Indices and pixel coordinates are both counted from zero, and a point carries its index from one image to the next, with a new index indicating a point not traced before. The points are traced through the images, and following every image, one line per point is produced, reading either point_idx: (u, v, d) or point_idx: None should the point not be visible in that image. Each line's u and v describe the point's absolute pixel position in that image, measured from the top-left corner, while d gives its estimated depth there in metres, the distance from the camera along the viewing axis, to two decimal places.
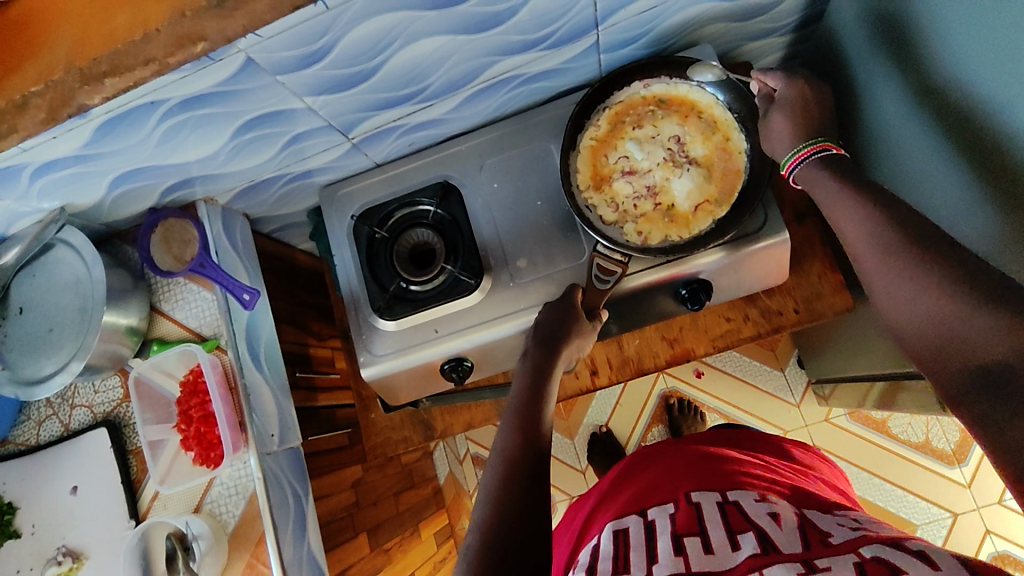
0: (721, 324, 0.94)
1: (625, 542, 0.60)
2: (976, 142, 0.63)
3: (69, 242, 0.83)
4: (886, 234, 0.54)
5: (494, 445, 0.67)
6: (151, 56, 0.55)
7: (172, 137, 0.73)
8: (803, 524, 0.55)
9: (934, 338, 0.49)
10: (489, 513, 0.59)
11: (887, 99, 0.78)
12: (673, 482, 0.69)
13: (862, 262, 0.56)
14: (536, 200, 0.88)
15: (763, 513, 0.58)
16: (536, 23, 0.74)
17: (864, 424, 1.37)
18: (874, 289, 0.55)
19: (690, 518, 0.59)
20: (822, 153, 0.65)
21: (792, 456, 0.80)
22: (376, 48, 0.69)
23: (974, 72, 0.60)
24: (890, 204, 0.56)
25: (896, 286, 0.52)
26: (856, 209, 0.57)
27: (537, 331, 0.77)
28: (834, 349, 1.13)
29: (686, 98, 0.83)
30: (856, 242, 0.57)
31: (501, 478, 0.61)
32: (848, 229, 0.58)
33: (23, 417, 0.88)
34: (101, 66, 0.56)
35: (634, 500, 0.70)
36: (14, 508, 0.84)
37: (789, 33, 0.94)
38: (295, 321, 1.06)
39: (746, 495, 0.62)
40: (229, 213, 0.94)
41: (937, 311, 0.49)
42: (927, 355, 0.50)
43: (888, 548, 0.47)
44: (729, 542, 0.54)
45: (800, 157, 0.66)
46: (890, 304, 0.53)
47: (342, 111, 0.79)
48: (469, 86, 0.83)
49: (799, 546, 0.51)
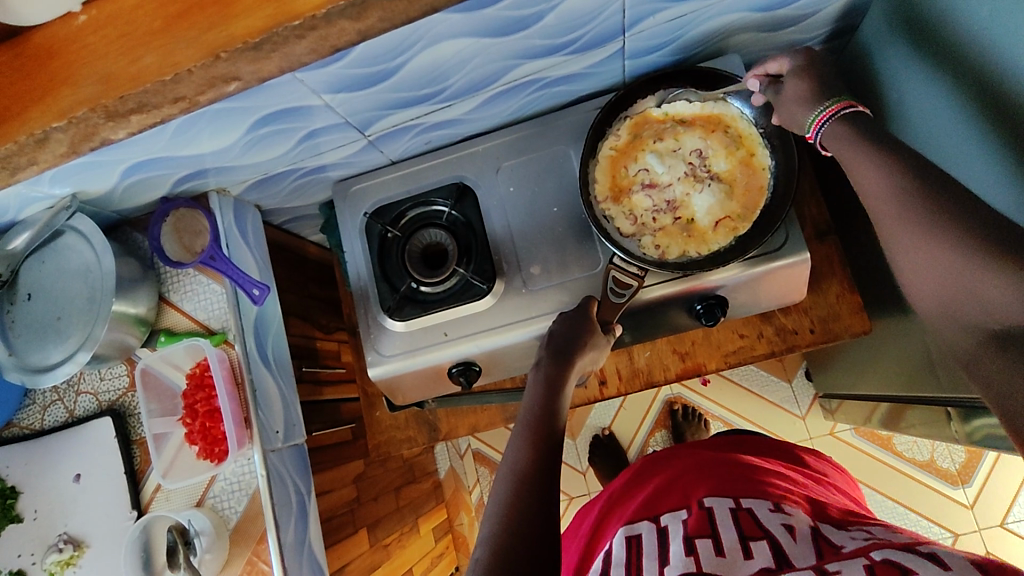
0: (733, 340, 0.94)
1: (638, 547, 0.60)
2: (1010, 178, 0.61)
3: (79, 230, 0.82)
4: (908, 188, 0.52)
5: (504, 458, 0.65)
6: (180, 95, 0.56)
7: (188, 129, 0.72)
8: (818, 535, 0.54)
9: (948, 282, 0.49)
10: (498, 527, 0.58)
11: (921, 123, 0.76)
12: (686, 487, 0.68)
13: (880, 212, 0.54)
14: (552, 207, 0.87)
15: (777, 521, 0.56)
16: (562, 28, 0.72)
17: (869, 440, 1.36)
18: (888, 235, 0.54)
19: (702, 521, 0.59)
20: (850, 113, 0.61)
21: (804, 462, 0.79)
22: (399, 49, 0.67)
23: (1015, 108, 0.58)
24: (914, 160, 0.54)
25: (911, 232, 0.51)
26: (878, 166, 0.55)
27: (551, 342, 0.76)
28: (843, 366, 1.12)
29: (712, 113, 0.81)
30: (876, 191, 0.55)
31: (512, 492, 0.60)
32: (868, 183, 0.56)
33: (28, 401, 0.88)
34: (126, 105, 0.56)
35: (647, 504, 0.68)
36: (17, 492, 0.83)
37: (820, 44, 0.91)
38: (303, 314, 1.06)
39: (760, 503, 0.61)
40: (241, 204, 0.93)
41: (952, 263, 0.48)
42: (944, 306, 0.50)
43: (899, 552, 0.47)
44: (741, 548, 0.53)
45: (829, 113, 0.62)
46: (904, 247, 0.52)
47: (360, 109, 0.78)
48: (490, 88, 0.81)
49: (813, 558, 0.50)
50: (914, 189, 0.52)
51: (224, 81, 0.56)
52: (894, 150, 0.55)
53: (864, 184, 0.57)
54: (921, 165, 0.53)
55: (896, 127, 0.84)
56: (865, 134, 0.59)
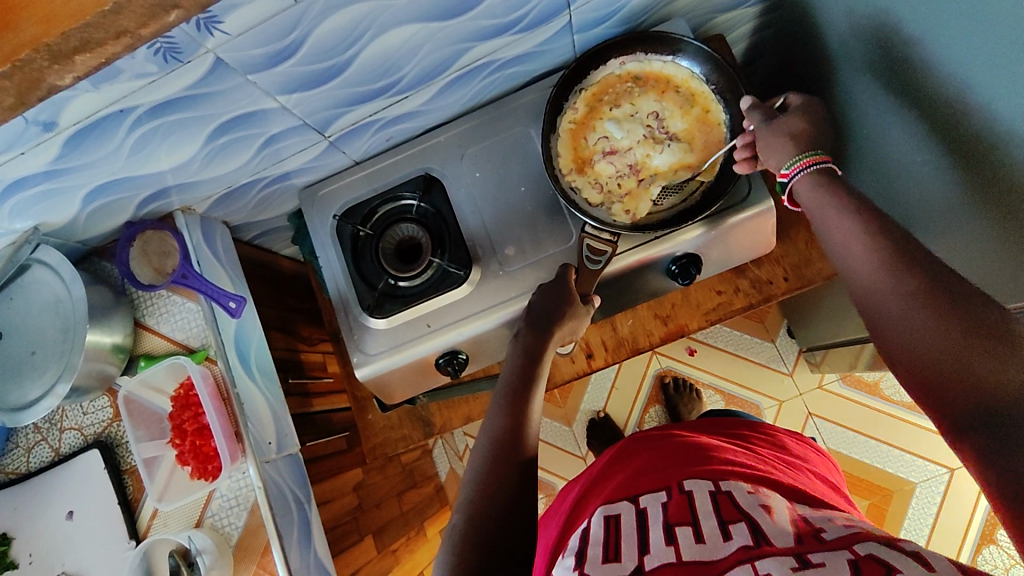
0: (712, 298, 0.95)
1: (617, 528, 0.54)
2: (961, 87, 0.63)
3: (44, 262, 0.80)
4: (893, 249, 0.53)
5: (483, 427, 0.67)
6: (122, 30, 0.48)
7: (145, 145, 0.71)
8: (797, 518, 0.51)
9: (940, 362, 0.47)
10: (477, 498, 0.60)
11: (868, 56, 0.78)
12: (666, 470, 0.63)
13: (866, 295, 0.54)
14: (520, 186, 0.87)
15: (756, 503, 0.53)
16: (507, 6, 0.73)
17: (857, 388, 1.38)
18: (878, 315, 0.53)
19: (682, 508, 0.54)
20: (827, 169, 0.62)
21: (784, 446, 0.75)
22: (347, 41, 0.68)
23: (954, 21, 0.60)
24: (896, 230, 0.54)
25: (902, 309, 0.50)
26: (859, 224, 0.56)
27: (531, 313, 0.76)
28: (822, 314, 1.14)
29: (661, 73, 0.83)
30: (857, 266, 0.55)
31: (486, 464, 0.62)
32: (849, 240, 0.56)
33: (12, 445, 0.86)
34: (70, 43, 0.48)
35: (627, 485, 0.63)
36: (9, 538, 0.81)
37: (759, 2, 0.93)
38: (284, 327, 1.05)
39: (739, 485, 0.57)
40: (208, 222, 0.92)
41: (931, 333, 0.48)
42: (927, 381, 0.48)
43: (883, 548, 0.44)
44: (720, 532, 0.49)
45: (804, 165, 0.63)
46: (895, 323, 0.51)
47: (316, 109, 0.78)
48: (444, 76, 0.82)
49: (792, 539, 0.47)
50: (901, 259, 0.52)
51: (165, 9, 0.48)
52: (877, 216, 0.56)
53: (845, 255, 0.57)
54: (903, 238, 0.53)
55: (841, 69, 0.86)
56: (844, 187, 0.60)
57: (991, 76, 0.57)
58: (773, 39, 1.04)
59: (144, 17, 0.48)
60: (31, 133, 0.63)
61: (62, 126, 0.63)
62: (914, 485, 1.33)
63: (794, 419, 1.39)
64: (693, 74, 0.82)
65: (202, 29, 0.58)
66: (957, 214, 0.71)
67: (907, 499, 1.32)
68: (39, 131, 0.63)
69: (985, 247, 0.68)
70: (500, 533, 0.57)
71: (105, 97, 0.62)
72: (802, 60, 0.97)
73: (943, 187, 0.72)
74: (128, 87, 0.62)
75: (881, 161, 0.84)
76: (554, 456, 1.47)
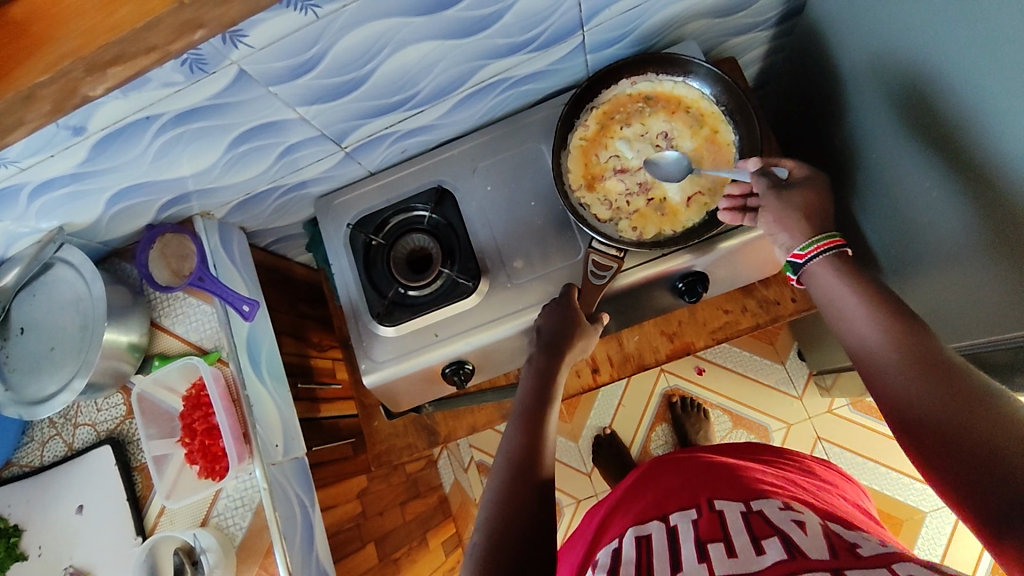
0: (719, 317, 0.97)
1: (648, 547, 0.55)
2: (972, 107, 0.64)
3: (68, 261, 0.83)
4: (900, 336, 0.56)
5: (502, 441, 0.68)
6: (152, 45, 0.52)
7: (169, 151, 0.74)
8: (830, 533, 0.51)
9: (956, 442, 0.49)
10: (504, 500, 0.61)
11: (879, 79, 0.79)
12: (696, 488, 0.64)
13: (883, 389, 0.56)
14: (529, 201, 0.89)
15: (787, 519, 0.53)
16: (523, 25, 0.75)
17: (866, 414, 1.37)
18: (889, 397, 0.55)
19: (713, 524, 0.54)
20: (841, 251, 0.65)
21: (813, 471, 0.75)
22: (366, 56, 0.70)
23: (974, 46, 0.62)
24: (901, 313, 0.58)
25: (915, 396, 0.52)
26: (870, 310, 0.59)
27: (540, 337, 0.78)
28: (828, 339, 1.14)
29: (672, 94, 0.85)
30: (871, 352, 0.58)
31: (513, 469, 0.63)
32: (861, 328, 0.59)
33: (27, 438, 0.88)
34: (104, 56, 0.52)
35: (656, 504, 0.64)
36: (20, 530, 0.83)
37: (772, 27, 0.95)
38: (295, 332, 1.07)
39: (769, 503, 0.57)
40: (227, 227, 0.95)
41: (943, 414, 0.50)
42: (935, 454, 0.50)
43: (924, 569, 0.43)
44: (753, 547, 0.49)
45: (820, 248, 0.65)
46: (902, 402, 0.53)
47: (336, 120, 0.80)
48: (459, 92, 0.84)
49: (825, 552, 0.47)
50: (911, 345, 0.55)
51: (192, 28, 0.53)
52: (894, 310, 0.58)
53: (863, 343, 0.59)
54: (911, 324, 0.57)
55: (852, 93, 0.87)
56: (862, 276, 0.62)
57: (1013, 100, 0.59)
58: (785, 63, 1.05)
59: (173, 34, 0.52)
60: (61, 137, 0.65)
61: (91, 131, 0.66)
62: (924, 514, 1.32)
63: (801, 443, 1.39)
64: (704, 96, 0.84)
65: (228, 42, 0.60)
66: (973, 242, 0.71)
67: (916, 528, 1.31)
68: (69, 135, 0.65)
69: (996, 274, 0.69)
70: (524, 540, 0.58)
71: (134, 104, 0.64)
72: (812, 84, 0.99)
73: (954, 215, 0.73)
74: (155, 95, 0.64)
75: (893, 190, 0.84)
76: (560, 471, 1.47)
